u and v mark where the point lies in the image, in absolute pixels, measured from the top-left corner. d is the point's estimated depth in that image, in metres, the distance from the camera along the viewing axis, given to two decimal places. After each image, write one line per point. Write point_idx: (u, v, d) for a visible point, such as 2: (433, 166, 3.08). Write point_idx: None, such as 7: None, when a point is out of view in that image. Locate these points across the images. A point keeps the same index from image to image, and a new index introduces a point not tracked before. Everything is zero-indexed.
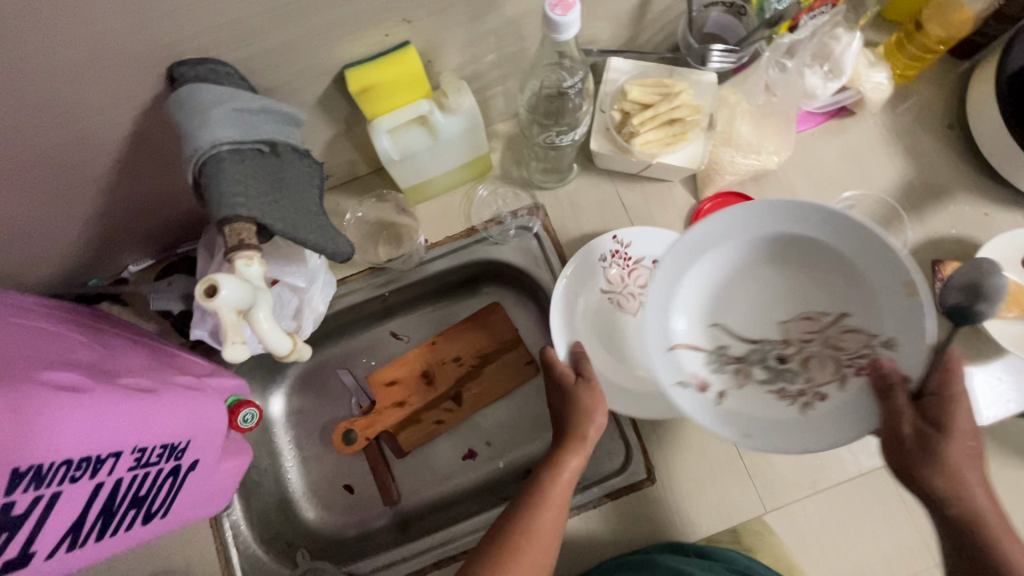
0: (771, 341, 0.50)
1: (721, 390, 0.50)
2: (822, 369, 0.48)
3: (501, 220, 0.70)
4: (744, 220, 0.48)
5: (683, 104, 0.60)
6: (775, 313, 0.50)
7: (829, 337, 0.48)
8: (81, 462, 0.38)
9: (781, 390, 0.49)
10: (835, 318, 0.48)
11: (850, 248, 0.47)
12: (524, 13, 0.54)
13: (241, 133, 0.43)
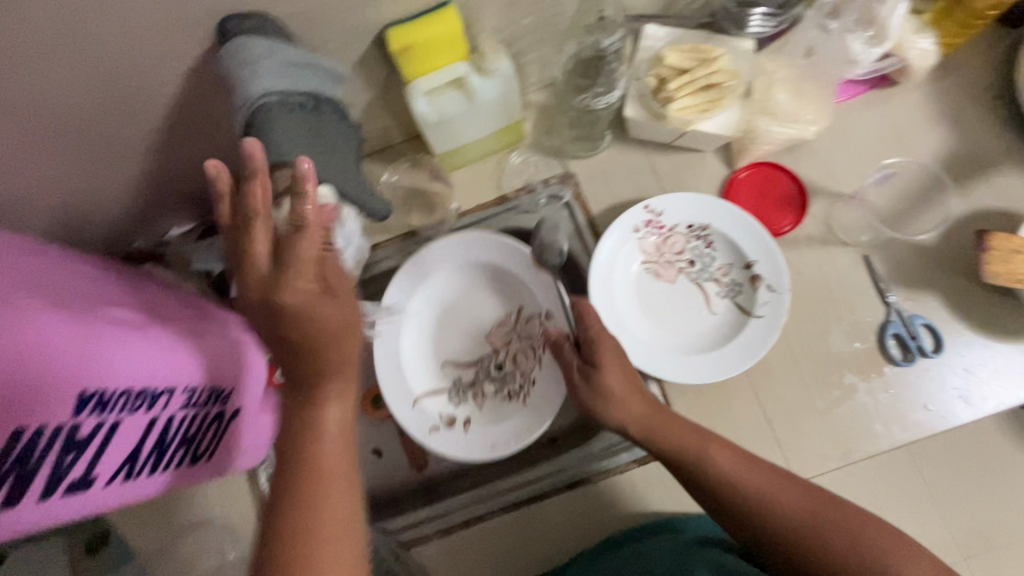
0: (485, 357, 0.68)
1: (467, 416, 0.66)
2: (525, 362, 0.67)
3: (532, 188, 0.70)
4: (429, 257, 0.67)
5: (720, 69, 0.60)
6: (478, 337, 0.69)
7: (519, 329, 0.68)
8: (140, 395, 0.41)
9: (501, 392, 0.67)
10: (517, 314, 0.68)
11: (490, 254, 0.67)
12: None
13: (287, 85, 0.45)
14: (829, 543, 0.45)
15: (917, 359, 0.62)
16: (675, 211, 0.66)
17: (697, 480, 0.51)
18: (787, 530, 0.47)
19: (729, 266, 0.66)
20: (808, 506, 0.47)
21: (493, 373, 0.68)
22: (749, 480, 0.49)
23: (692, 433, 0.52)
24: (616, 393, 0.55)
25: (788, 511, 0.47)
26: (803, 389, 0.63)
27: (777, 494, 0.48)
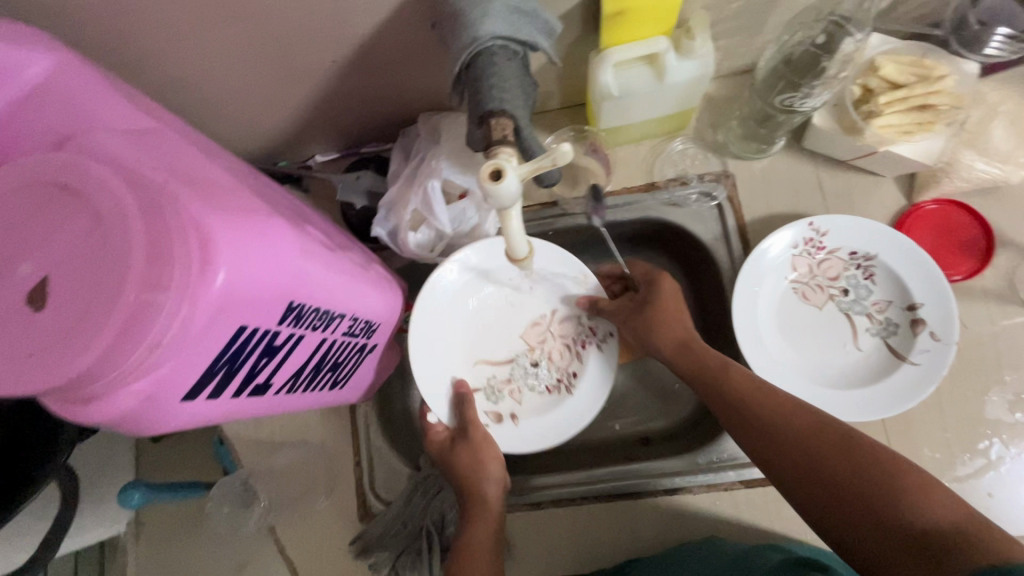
0: (520, 355, 0.67)
1: (512, 412, 0.64)
2: (561, 358, 0.66)
3: (685, 180, 0.67)
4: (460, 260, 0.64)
5: (942, 91, 0.54)
6: (511, 332, 0.67)
7: (553, 329, 0.67)
8: (323, 315, 0.41)
9: (541, 389, 0.66)
10: (551, 314, 0.67)
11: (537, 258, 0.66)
12: None
13: (511, 30, 0.43)
14: (829, 462, 0.41)
15: None
16: (841, 234, 0.62)
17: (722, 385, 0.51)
18: (792, 438, 0.44)
19: (889, 303, 0.61)
20: (817, 424, 0.44)
21: (526, 370, 0.66)
22: (760, 398, 0.47)
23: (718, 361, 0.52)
24: (669, 314, 0.58)
25: (790, 420, 0.45)
26: (946, 450, 0.58)
27: (782, 408, 0.46)
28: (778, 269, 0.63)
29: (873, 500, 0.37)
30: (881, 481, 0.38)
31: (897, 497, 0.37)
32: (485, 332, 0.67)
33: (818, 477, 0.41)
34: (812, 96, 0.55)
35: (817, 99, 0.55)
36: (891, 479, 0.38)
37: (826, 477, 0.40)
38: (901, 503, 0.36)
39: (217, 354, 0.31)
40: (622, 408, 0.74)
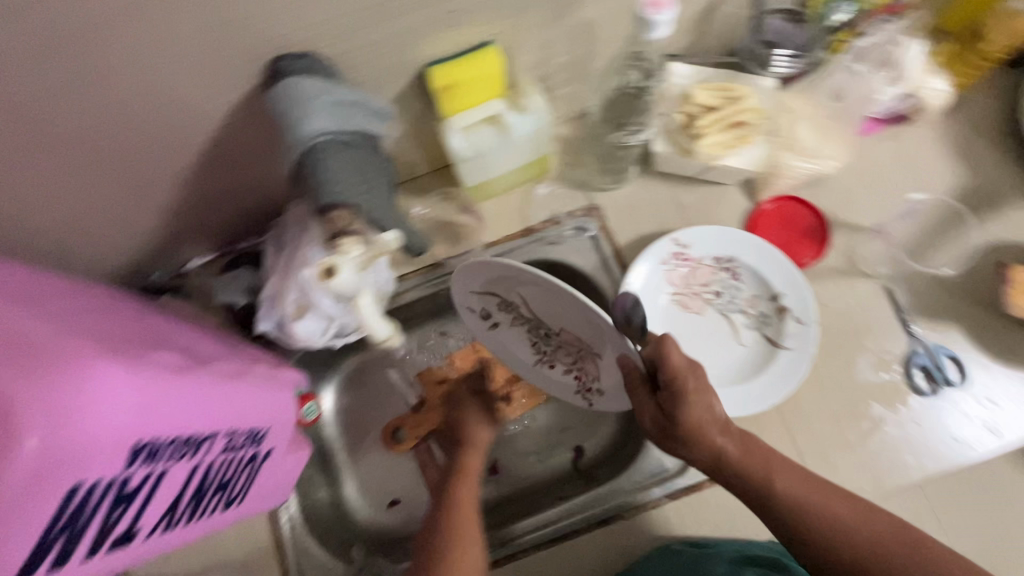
0: (545, 325, 0.56)
1: (492, 325, 0.62)
2: (564, 353, 0.60)
3: (558, 221, 0.71)
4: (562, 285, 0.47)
5: (747, 109, 0.61)
6: (558, 321, 0.55)
7: (579, 351, 0.58)
8: (188, 441, 0.39)
9: (535, 344, 0.61)
10: (590, 349, 0.56)
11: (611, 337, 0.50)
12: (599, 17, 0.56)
13: (340, 124, 0.45)
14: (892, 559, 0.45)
15: (943, 389, 0.63)
16: (702, 243, 0.67)
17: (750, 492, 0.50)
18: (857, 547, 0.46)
19: (757, 297, 0.66)
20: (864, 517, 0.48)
21: (541, 331, 0.58)
22: (795, 488, 0.49)
23: (745, 444, 0.51)
24: (707, 421, 0.50)
25: (822, 508, 0.48)
26: (834, 420, 0.64)
27: (810, 493, 0.49)
28: (656, 287, 0.67)
29: None
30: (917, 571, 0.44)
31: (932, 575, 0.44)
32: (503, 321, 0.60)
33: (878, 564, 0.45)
34: (638, 133, 0.64)
35: (642, 134, 0.65)
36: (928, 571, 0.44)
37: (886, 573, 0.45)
38: None
39: (48, 524, 0.29)
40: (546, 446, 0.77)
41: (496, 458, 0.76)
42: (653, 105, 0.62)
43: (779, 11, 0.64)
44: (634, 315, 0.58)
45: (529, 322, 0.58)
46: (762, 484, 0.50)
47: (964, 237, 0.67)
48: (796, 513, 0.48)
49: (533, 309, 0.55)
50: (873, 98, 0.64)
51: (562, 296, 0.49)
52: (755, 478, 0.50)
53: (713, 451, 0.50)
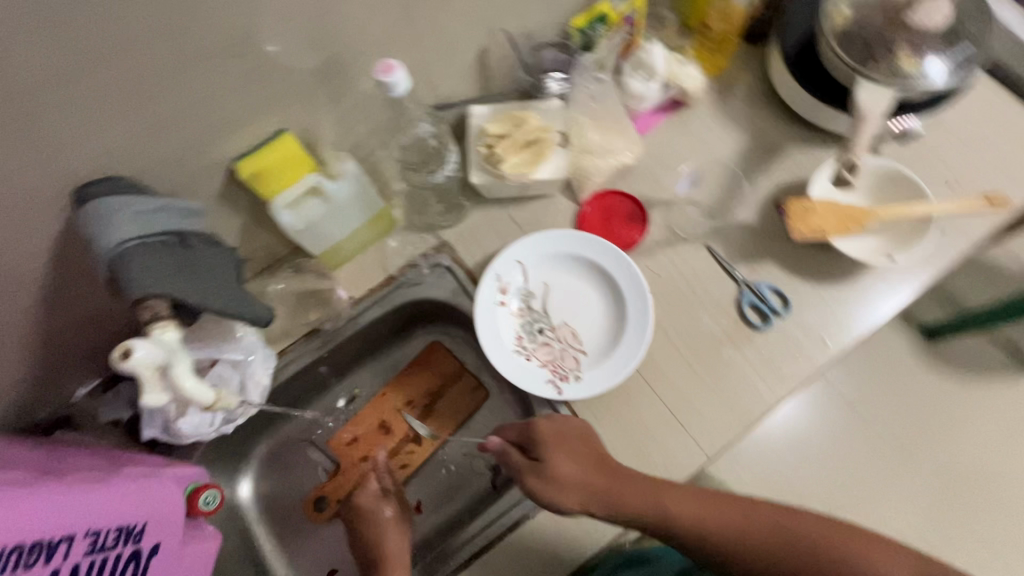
0: (549, 320, 0.73)
1: (504, 302, 0.72)
2: (543, 354, 0.70)
3: (414, 263, 0.78)
4: (606, 261, 0.72)
5: (533, 127, 0.72)
6: (573, 314, 0.73)
7: (561, 348, 0.71)
8: (33, 548, 0.41)
9: (521, 339, 0.71)
10: (579, 347, 0.71)
11: (632, 305, 0.70)
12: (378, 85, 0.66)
13: (142, 230, 0.51)
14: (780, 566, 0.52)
15: (772, 318, 0.71)
16: (522, 248, 0.73)
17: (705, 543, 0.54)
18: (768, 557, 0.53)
19: (579, 294, 0.73)
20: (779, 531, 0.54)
21: (535, 327, 0.72)
22: (693, 510, 0.55)
23: (617, 473, 0.58)
24: (570, 483, 0.58)
25: (733, 528, 0.54)
26: (691, 372, 0.70)
27: (708, 514, 0.55)
28: (483, 291, 0.71)
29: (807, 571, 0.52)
30: (821, 553, 0.51)
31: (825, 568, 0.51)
32: (523, 314, 0.73)
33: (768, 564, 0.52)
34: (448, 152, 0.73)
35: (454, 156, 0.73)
36: (833, 547, 0.51)
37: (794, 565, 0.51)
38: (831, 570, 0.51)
39: None
40: (465, 472, 0.81)
41: (419, 499, 0.80)
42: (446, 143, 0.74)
43: (547, 46, 0.75)
44: (578, 335, 0.72)
45: (529, 317, 0.73)
46: (656, 510, 0.55)
47: (757, 187, 0.77)
48: (702, 537, 0.54)
49: (545, 302, 0.74)
50: (640, 94, 0.75)
51: (608, 264, 0.72)
52: (646, 507, 0.56)
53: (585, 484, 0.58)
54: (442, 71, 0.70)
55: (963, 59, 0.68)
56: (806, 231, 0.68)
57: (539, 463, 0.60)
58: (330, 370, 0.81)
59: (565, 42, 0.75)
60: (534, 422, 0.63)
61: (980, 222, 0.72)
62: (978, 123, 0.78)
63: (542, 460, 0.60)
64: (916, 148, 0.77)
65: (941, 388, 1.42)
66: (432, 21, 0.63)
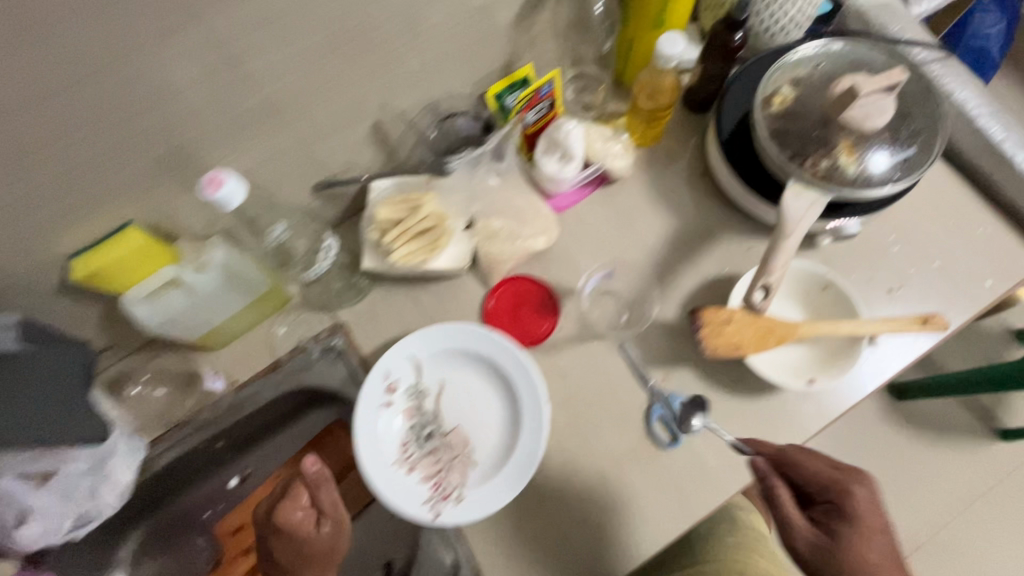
0: (441, 424, 0.66)
1: (392, 403, 0.66)
2: (429, 465, 0.64)
3: (304, 348, 0.71)
4: (505, 363, 0.66)
5: (428, 215, 0.65)
6: (468, 419, 0.66)
7: (450, 458, 0.65)
8: None
9: (406, 446, 0.65)
10: (469, 458, 0.65)
11: (528, 417, 0.64)
12: (248, 164, 0.59)
13: None
14: None
15: (682, 436, 0.64)
16: (416, 344, 0.67)
17: None
18: None
19: (476, 396, 0.67)
20: None
21: (424, 432, 0.66)
22: None
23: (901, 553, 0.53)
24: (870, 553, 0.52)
25: None
26: (590, 492, 0.63)
27: None
28: (368, 391, 0.65)
29: None
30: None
31: None
32: (412, 417, 0.66)
33: None
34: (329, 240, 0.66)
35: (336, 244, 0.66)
36: None
37: None
38: None
39: None
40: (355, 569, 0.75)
41: None
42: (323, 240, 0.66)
43: (461, 113, 0.70)
44: (470, 443, 0.65)
45: (418, 419, 0.66)
46: None
47: (681, 280, 0.71)
48: None
49: (438, 403, 0.67)
50: (554, 176, 0.68)
51: (507, 367, 0.66)
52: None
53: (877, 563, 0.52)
54: (330, 146, 0.64)
55: (911, 152, 0.62)
56: (718, 345, 0.61)
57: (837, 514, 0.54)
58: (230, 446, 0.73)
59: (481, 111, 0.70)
60: (851, 488, 0.54)
61: (909, 339, 0.65)
62: (925, 217, 0.71)
63: (839, 491, 0.54)
64: (859, 245, 0.70)
65: (907, 451, 1.38)
66: (299, 99, 0.56)
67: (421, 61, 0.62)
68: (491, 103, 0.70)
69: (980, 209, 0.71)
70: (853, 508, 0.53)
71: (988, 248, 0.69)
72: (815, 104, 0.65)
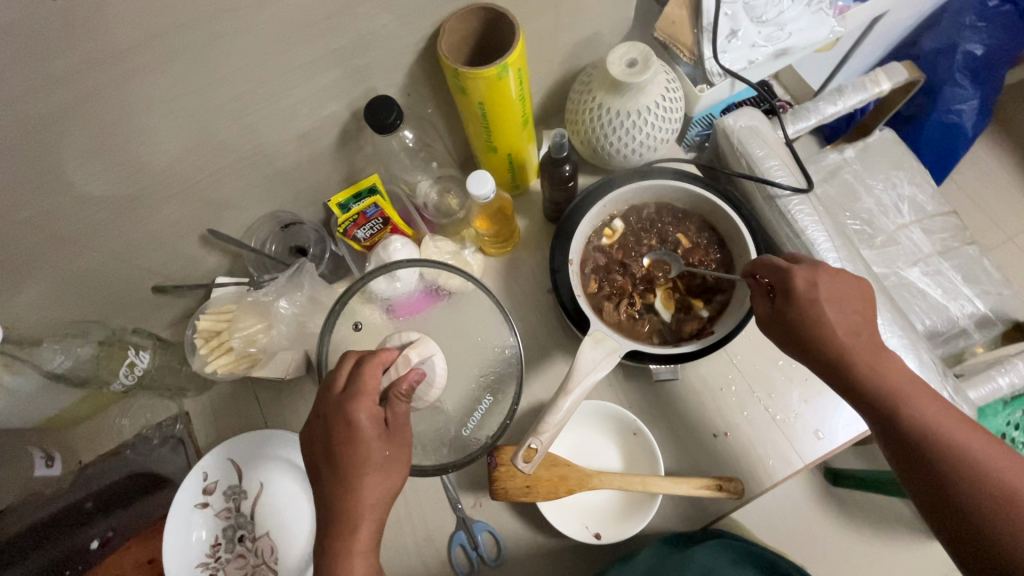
0: (253, 527, 0.68)
1: (209, 504, 0.68)
2: (234, 569, 0.67)
3: (145, 434, 0.74)
4: None
5: (241, 325, 0.63)
6: (278, 525, 0.68)
7: (254, 562, 0.67)
8: None
9: (215, 548, 0.67)
10: (271, 566, 0.67)
11: None
12: (65, 277, 0.59)
13: None
14: (870, 396, 0.52)
15: (479, 568, 0.64)
16: (242, 449, 0.69)
17: (847, 391, 0.54)
18: (880, 401, 0.52)
19: (292, 503, 0.69)
20: (872, 369, 0.53)
21: (235, 535, 0.68)
22: (898, 389, 0.52)
23: (856, 335, 0.54)
24: (805, 323, 0.53)
25: (894, 388, 0.52)
26: None
27: (890, 384, 0.52)
28: (186, 492, 0.67)
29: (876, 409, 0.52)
30: (874, 383, 0.52)
31: (871, 391, 0.52)
32: (226, 518, 0.68)
33: (889, 422, 0.52)
34: (141, 350, 0.69)
35: (148, 354, 0.70)
36: (863, 376, 0.52)
37: (867, 395, 0.52)
38: (867, 390, 0.52)
39: None
40: None
41: None
42: (145, 351, 0.69)
43: (298, 222, 0.72)
44: (276, 550, 0.67)
45: (232, 521, 0.68)
46: (830, 371, 0.54)
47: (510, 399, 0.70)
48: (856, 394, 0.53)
49: (255, 506, 0.69)
50: None
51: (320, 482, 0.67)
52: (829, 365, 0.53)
53: (816, 322, 0.53)
54: (158, 255, 0.65)
55: (711, 315, 0.64)
56: (513, 485, 0.60)
57: (781, 290, 0.55)
58: (98, 507, 0.70)
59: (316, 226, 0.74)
60: (791, 270, 0.54)
61: (716, 504, 0.63)
62: (766, 354, 0.68)
63: (786, 280, 0.54)
64: (691, 383, 0.68)
65: (843, 543, 1.29)
66: (105, 220, 0.57)
67: (244, 177, 0.63)
68: (338, 209, 0.69)
69: None
70: (789, 286, 0.54)
71: (828, 397, 0.66)
72: (636, 249, 0.66)
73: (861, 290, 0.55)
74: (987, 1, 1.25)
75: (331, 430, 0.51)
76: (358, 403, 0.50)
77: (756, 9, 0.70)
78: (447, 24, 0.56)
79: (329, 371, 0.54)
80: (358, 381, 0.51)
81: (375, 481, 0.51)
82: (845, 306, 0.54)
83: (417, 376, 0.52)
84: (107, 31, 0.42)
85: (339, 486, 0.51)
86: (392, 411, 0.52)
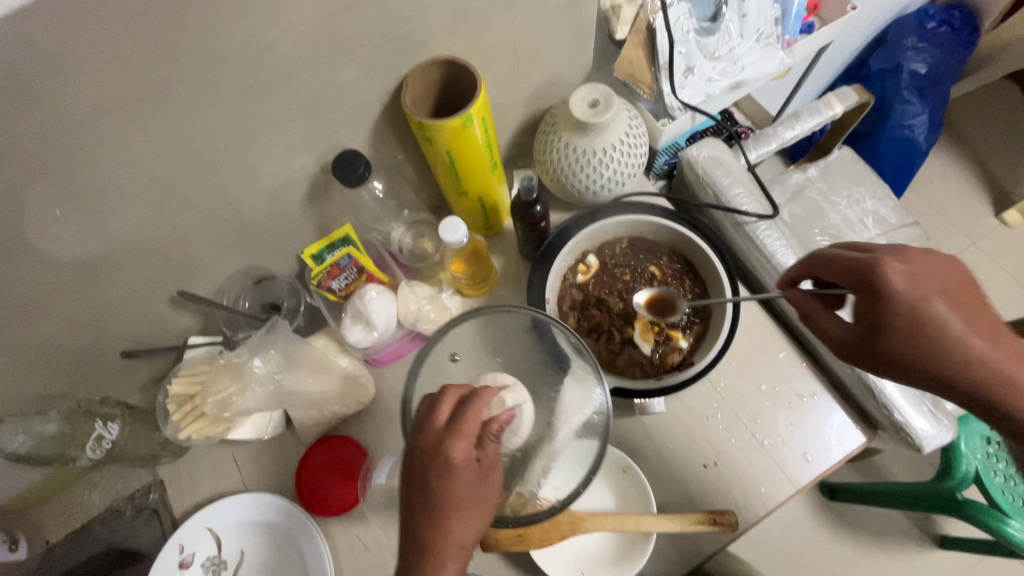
0: None
1: None
2: None
3: (117, 507, 0.70)
4: (303, 543, 0.65)
5: (216, 389, 0.61)
6: None
7: None
8: None
9: None
10: None
11: None
12: (29, 347, 0.57)
13: None
14: (990, 387, 0.49)
15: None
16: (224, 516, 0.66)
17: (962, 389, 0.50)
18: (1006, 385, 0.49)
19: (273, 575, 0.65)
20: (982, 356, 0.49)
21: None
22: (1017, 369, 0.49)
23: (965, 316, 0.50)
24: (909, 324, 0.50)
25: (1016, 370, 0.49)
26: None
27: (1008, 365, 0.49)
28: (163, 566, 0.64)
29: (1005, 396, 0.49)
30: (988, 371, 0.49)
31: (993, 382, 0.49)
32: None
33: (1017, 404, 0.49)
34: (110, 422, 0.66)
35: (117, 425, 0.67)
36: (983, 367, 0.49)
37: (995, 386, 0.49)
38: (992, 378, 0.49)
39: None
40: None
41: None
42: (112, 424, 0.66)
43: (274, 278, 0.72)
44: None
45: None
46: (952, 372, 0.50)
47: None
48: (978, 390, 0.49)
49: None
50: (359, 343, 0.66)
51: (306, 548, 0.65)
52: (947, 366, 0.49)
53: (921, 318, 0.49)
54: (127, 318, 0.63)
55: (691, 343, 0.64)
56: (503, 536, 0.59)
57: (869, 291, 0.51)
58: None
59: (293, 282, 0.73)
60: (879, 261, 0.51)
61: (712, 539, 0.62)
62: (748, 378, 0.68)
63: (879, 275, 0.50)
64: (677, 414, 0.67)
65: (846, 560, 1.28)
66: (70, 287, 0.55)
67: (214, 235, 0.62)
68: (310, 260, 0.68)
69: (806, 368, 0.69)
70: (887, 284, 0.50)
71: (813, 418, 0.66)
72: (611, 284, 0.67)
73: (950, 261, 0.52)
74: (925, 24, 1.33)
75: (428, 463, 0.47)
76: (458, 436, 0.46)
77: (708, 47, 0.73)
78: (411, 77, 0.57)
79: (426, 401, 0.51)
80: (463, 415, 0.47)
81: (466, 519, 0.47)
82: (943, 292, 0.51)
83: (508, 419, 0.51)
84: (65, 105, 0.42)
85: (431, 519, 0.46)
86: (485, 450, 0.49)
